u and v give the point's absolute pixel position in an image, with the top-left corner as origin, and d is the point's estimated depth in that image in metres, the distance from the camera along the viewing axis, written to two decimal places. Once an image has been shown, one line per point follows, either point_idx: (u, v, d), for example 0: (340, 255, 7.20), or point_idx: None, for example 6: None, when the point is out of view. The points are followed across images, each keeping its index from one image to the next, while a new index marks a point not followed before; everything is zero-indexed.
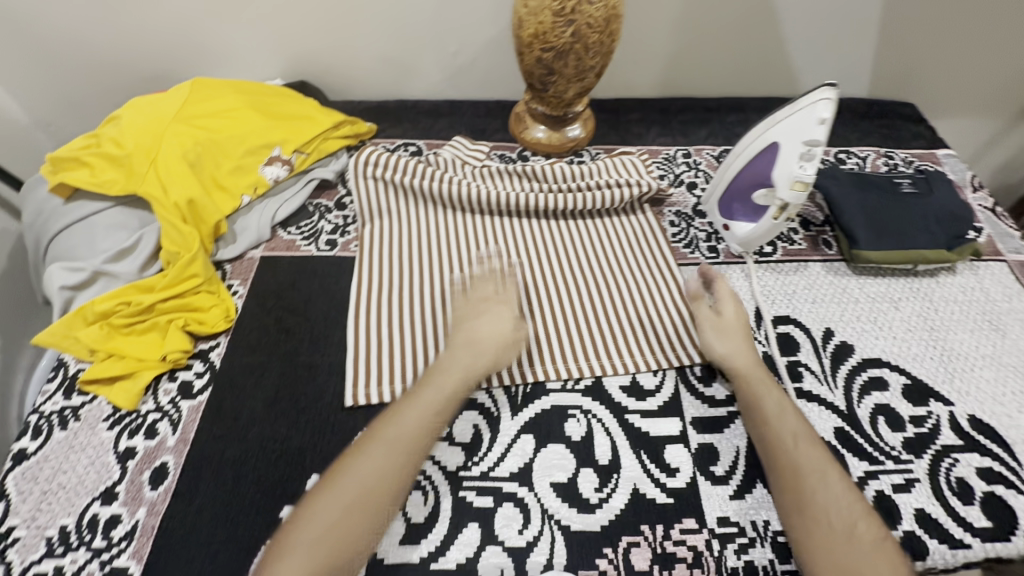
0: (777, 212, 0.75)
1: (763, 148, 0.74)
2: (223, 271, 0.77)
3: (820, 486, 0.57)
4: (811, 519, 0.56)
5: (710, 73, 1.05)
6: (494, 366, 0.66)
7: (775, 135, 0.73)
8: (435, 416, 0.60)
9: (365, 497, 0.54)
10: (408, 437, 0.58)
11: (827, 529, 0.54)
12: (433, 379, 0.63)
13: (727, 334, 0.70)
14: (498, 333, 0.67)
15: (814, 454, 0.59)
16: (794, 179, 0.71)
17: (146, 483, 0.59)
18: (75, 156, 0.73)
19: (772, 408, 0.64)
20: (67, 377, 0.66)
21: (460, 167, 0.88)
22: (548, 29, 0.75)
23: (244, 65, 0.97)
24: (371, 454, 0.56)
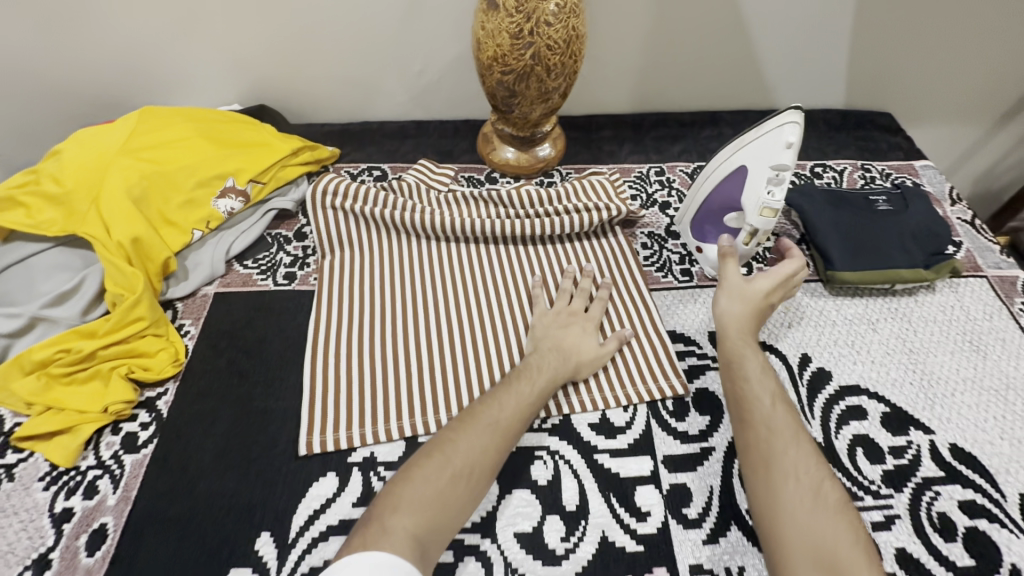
0: (746, 239, 0.73)
1: (730, 172, 0.73)
2: (174, 311, 0.73)
3: (788, 447, 0.58)
4: (778, 475, 0.56)
5: (684, 87, 1.03)
6: (580, 372, 0.68)
7: (741, 159, 0.71)
8: (532, 405, 0.62)
9: (457, 479, 0.55)
10: (504, 425, 0.60)
11: (793, 485, 0.55)
12: (535, 375, 0.64)
13: (754, 295, 0.70)
14: (597, 345, 0.69)
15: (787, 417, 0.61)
16: (763, 205, 0.69)
17: (82, 548, 0.55)
18: (10, 194, 0.69)
19: (753, 371, 0.65)
20: (1, 433, 0.62)
21: (424, 193, 0.85)
22: (507, 51, 0.72)
23: (200, 90, 0.94)
24: (474, 437, 0.58)
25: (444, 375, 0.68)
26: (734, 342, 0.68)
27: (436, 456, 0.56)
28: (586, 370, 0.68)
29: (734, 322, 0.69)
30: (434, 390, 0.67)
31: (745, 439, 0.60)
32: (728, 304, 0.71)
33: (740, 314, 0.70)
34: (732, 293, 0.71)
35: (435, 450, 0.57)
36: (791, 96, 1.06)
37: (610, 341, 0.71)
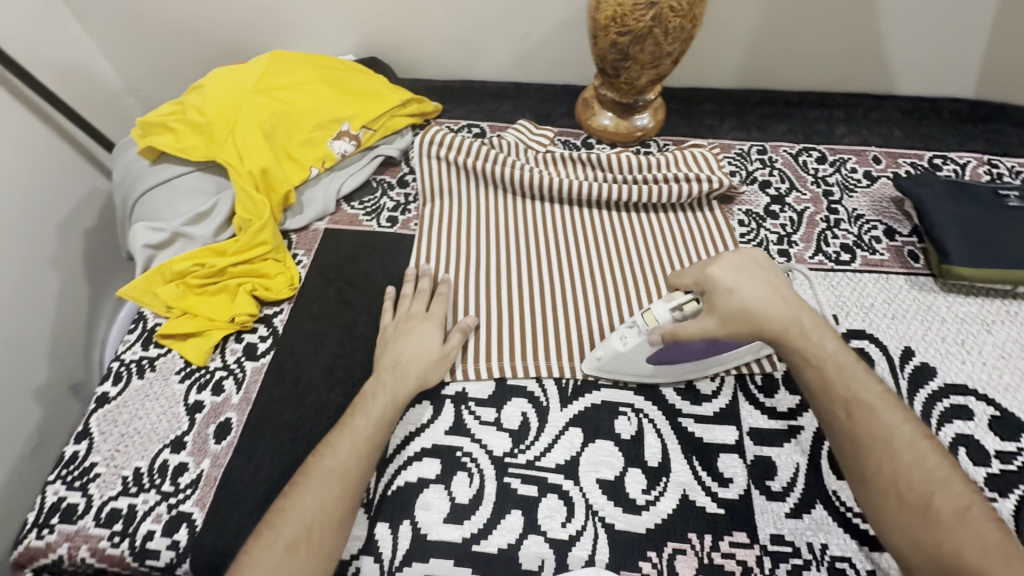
0: (692, 305, 0.58)
1: (671, 366, 0.64)
2: (290, 241, 0.79)
3: (894, 450, 0.51)
4: (886, 487, 0.50)
5: (796, 65, 0.98)
6: (426, 382, 0.63)
7: (646, 368, 0.64)
8: (368, 441, 0.57)
9: (297, 547, 0.50)
10: (347, 470, 0.55)
11: (889, 464, 0.51)
12: (368, 405, 0.59)
13: (745, 293, 0.57)
14: (438, 345, 0.65)
15: (885, 410, 0.53)
16: (643, 325, 0.60)
17: (211, 437, 0.62)
18: (162, 121, 0.76)
19: (832, 368, 0.56)
20: (146, 329, 0.71)
21: (523, 152, 0.87)
22: (627, 11, 0.71)
23: (318, 39, 0.99)
24: (307, 495, 0.52)
25: (523, 327, 0.70)
26: (787, 312, 0.57)
27: (266, 533, 0.50)
28: (433, 378, 0.64)
29: (781, 317, 0.57)
30: (523, 339, 0.69)
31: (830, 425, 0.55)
32: (737, 322, 0.57)
33: (778, 308, 0.57)
34: (728, 324, 0.56)
35: (266, 527, 0.51)
36: (914, 81, 0.99)
37: (454, 336, 0.66)
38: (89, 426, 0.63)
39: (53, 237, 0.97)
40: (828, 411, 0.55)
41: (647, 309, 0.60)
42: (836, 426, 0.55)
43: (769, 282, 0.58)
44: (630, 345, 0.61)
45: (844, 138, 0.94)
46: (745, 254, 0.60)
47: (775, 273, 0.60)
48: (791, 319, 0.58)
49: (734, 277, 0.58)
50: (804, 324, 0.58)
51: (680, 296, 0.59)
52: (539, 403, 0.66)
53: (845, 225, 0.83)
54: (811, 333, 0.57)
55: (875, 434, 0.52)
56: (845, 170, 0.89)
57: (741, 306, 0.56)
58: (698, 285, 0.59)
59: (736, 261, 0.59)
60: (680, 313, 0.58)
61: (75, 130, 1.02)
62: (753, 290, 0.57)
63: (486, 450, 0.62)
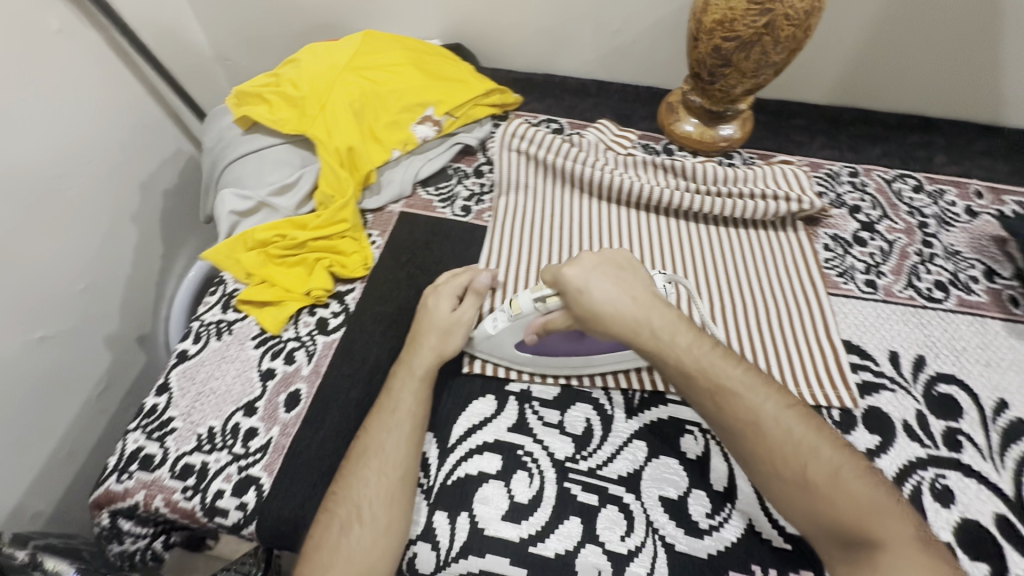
0: (553, 299, 0.58)
1: (534, 359, 0.64)
2: (365, 220, 0.80)
3: (767, 434, 0.51)
4: (770, 470, 0.50)
5: (900, 85, 0.92)
6: (444, 350, 0.62)
7: (520, 356, 0.65)
8: (395, 418, 0.57)
9: (348, 525, 0.52)
10: (387, 449, 0.55)
11: (771, 449, 0.50)
12: (392, 384, 0.60)
13: (595, 295, 0.55)
14: (449, 312, 0.63)
15: (749, 394, 0.53)
16: (509, 313, 0.60)
17: (281, 406, 0.63)
18: (258, 92, 0.78)
19: (688, 356, 0.54)
20: (225, 293, 0.73)
21: (602, 152, 0.85)
22: (738, 16, 0.68)
23: (406, 22, 0.99)
24: (353, 476, 0.54)
25: None
26: (638, 310, 0.55)
27: (325, 512, 0.53)
28: (451, 348, 0.62)
29: (631, 316, 0.55)
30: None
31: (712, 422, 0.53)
32: (593, 320, 0.56)
33: (626, 307, 0.55)
34: (585, 322, 0.57)
35: (325, 510, 0.53)
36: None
37: (467, 304, 0.64)
38: (169, 380, 0.66)
39: (136, 193, 1.00)
40: (699, 404, 0.54)
41: (514, 298, 0.60)
42: (709, 416, 0.54)
43: (621, 281, 0.56)
44: (498, 330, 0.62)
45: (945, 167, 0.89)
46: (606, 255, 0.58)
47: (634, 273, 0.58)
48: (638, 315, 0.55)
49: (585, 279, 0.55)
50: (648, 318, 0.55)
51: (544, 288, 0.59)
52: (604, 411, 0.64)
53: (940, 261, 0.78)
54: (664, 327, 0.55)
55: (747, 421, 0.51)
56: (943, 203, 0.84)
57: (593, 307, 0.55)
58: (554, 284, 0.57)
59: (593, 262, 0.57)
60: (543, 305, 0.59)
61: (165, 91, 1.05)
62: (605, 285, 0.55)
63: (547, 452, 0.62)
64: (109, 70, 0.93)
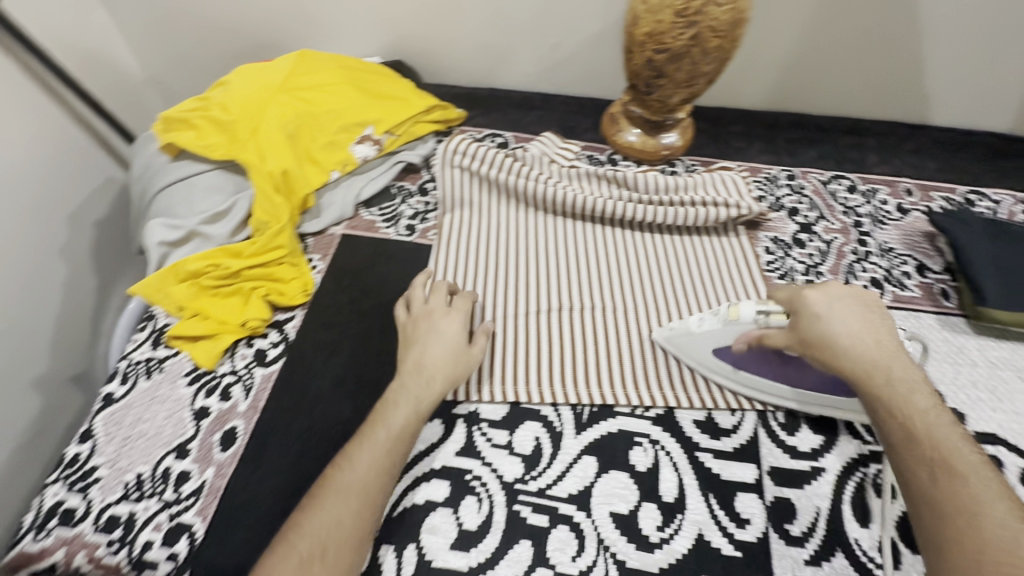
0: (778, 316, 0.56)
1: (733, 369, 0.64)
2: (306, 244, 0.78)
3: (993, 533, 0.39)
4: (937, 513, 0.41)
5: (831, 89, 0.95)
6: (454, 381, 0.59)
7: (721, 364, 0.64)
8: (388, 455, 0.53)
9: (309, 564, 0.46)
10: (363, 487, 0.51)
11: (945, 488, 0.42)
12: (388, 416, 0.55)
13: (832, 321, 0.52)
14: (461, 344, 0.61)
15: (982, 482, 0.41)
16: (725, 317, 0.59)
17: (216, 445, 0.60)
18: (185, 117, 0.75)
19: (920, 421, 0.46)
20: (155, 329, 0.70)
21: (546, 165, 0.85)
22: (665, 29, 0.69)
23: (344, 41, 0.98)
24: (323, 511, 0.49)
25: (539, 346, 0.69)
26: (844, 325, 0.52)
27: (280, 546, 0.48)
28: (460, 375, 0.60)
29: (866, 343, 0.51)
30: (551, 363, 0.67)
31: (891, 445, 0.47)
32: (819, 349, 0.52)
33: (857, 334, 0.51)
34: (808, 345, 0.53)
35: (282, 542, 0.48)
36: (952, 113, 0.95)
37: (478, 339, 0.63)
38: (93, 426, 0.62)
39: (63, 226, 0.95)
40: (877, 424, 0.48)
41: (734, 305, 0.59)
42: (915, 488, 0.44)
43: (871, 321, 0.53)
44: (704, 327, 0.62)
45: (876, 167, 0.92)
46: (862, 294, 0.54)
47: (884, 318, 0.53)
48: (872, 361, 0.50)
49: (827, 303, 0.53)
50: (887, 369, 0.49)
51: (771, 305, 0.57)
52: (553, 428, 0.64)
53: (875, 258, 0.80)
54: (884, 353, 0.50)
55: (961, 506, 0.41)
56: (875, 202, 0.87)
57: (821, 329, 0.52)
58: (789, 304, 0.55)
59: (841, 292, 0.54)
60: (767, 320, 0.57)
61: (92, 117, 1.01)
62: (846, 321, 0.52)
63: (496, 475, 0.60)
64: (28, 98, 0.88)
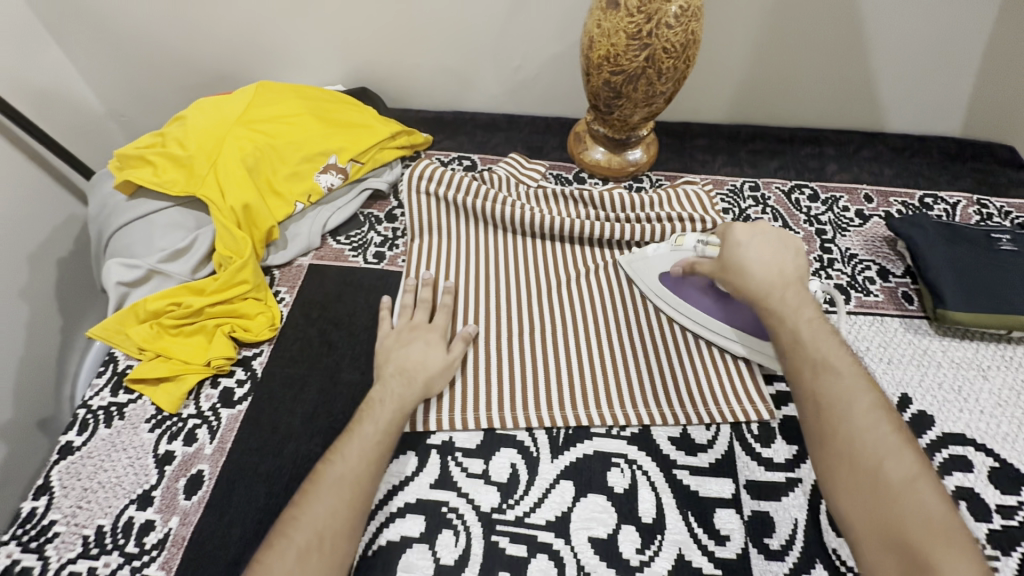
0: (715, 248, 0.68)
1: (677, 299, 0.70)
2: (271, 277, 0.77)
3: (852, 414, 0.50)
4: (838, 448, 0.50)
5: (787, 101, 0.98)
6: (432, 388, 0.63)
7: (665, 288, 0.71)
8: (379, 447, 0.56)
9: (308, 554, 0.48)
10: (351, 478, 0.53)
11: (847, 428, 0.50)
12: (374, 411, 0.58)
13: (748, 255, 0.64)
14: (444, 355, 0.65)
15: (850, 376, 0.53)
16: (672, 244, 0.72)
17: (181, 491, 0.58)
18: (140, 154, 0.74)
19: (804, 332, 0.57)
20: (115, 373, 0.67)
21: (513, 186, 0.86)
22: (620, 52, 0.70)
23: (308, 69, 0.97)
24: (317, 503, 0.51)
25: (511, 369, 0.68)
26: (757, 269, 0.63)
27: (275, 543, 0.49)
28: (437, 384, 0.63)
29: (771, 288, 0.61)
30: (470, 386, 0.66)
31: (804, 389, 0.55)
32: (733, 274, 0.64)
33: (772, 277, 0.62)
34: (726, 272, 0.65)
35: (275, 537, 0.49)
36: (904, 119, 0.98)
37: (456, 345, 0.67)
38: (50, 479, 0.59)
39: (23, 267, 0.93)
40: (795, 371, 0.56)
41: (681, 236, 0.71)
42: (799, 385, 0.55)
43: (780, 259, 0.64)
44: (656, 253, 0.72)
45: (836, 175, 0.94)
46: (776, 232, 0.66)
47: (796, 259, 0.64)
48: (772, 287, 0.61)
49: (749, 241, 0.65)
50: (796, 312, 0.59)
51: (713, 237, 0.69)
52: (529, 453, 0.63)
53: (839, 265, 0.82)
54: (790, 299, 0.60)
55: (833, 398, 0.52)
56: (837, 209, 0.89)
57: (739, 262, 0.64)
58: (723, 237, 0.67)
59: (763, 232, 0.66)
60: (704, 249, 0.69)
61: (49, 154, 0.99)
62: (760, 254, 0.64)
63: (472, 505, 0.59)
64: None
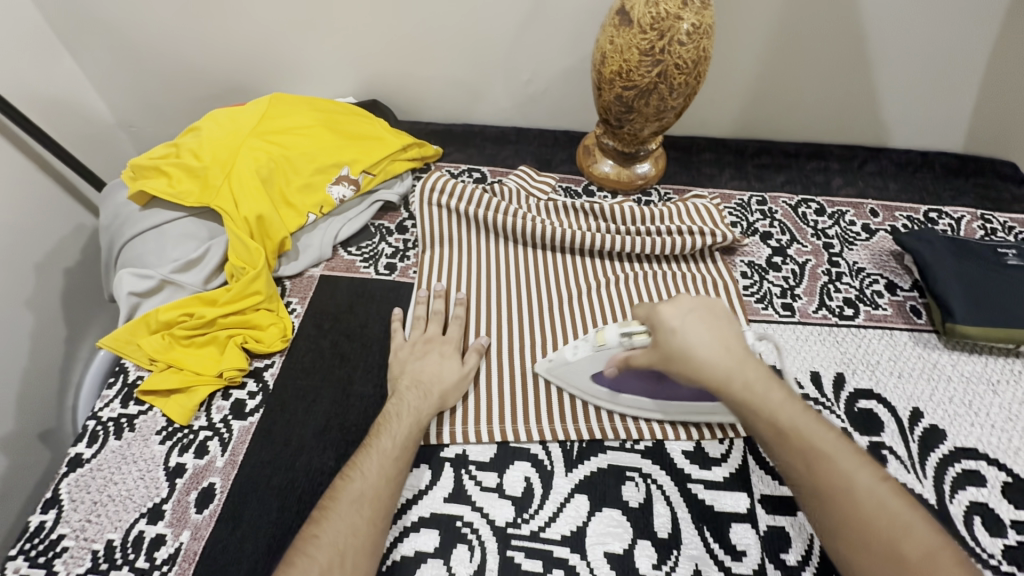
0: (642, 337, 0.58)
1: (611, 393, 0.64)
2: (283, 288, 0.77)
3: (862, 504, 0.48)
4: (861, 543, 0.47)
5: (792, 116, 0.99)
6: (445, 402, 0.63)
7: (598, 390, 0.64)
8: (396, 463, 0.56)
9: (331, 572, 0.48)
10: (370, 495, 0.53)
11: (863, 518, 0.48)
12: (391, 426, 0.58)
13: (692, 341, 0.55)
14: (458, 366, 0.65)
15: (841, 456, 0.51)
16: (594, 344, 0.60)
17: (192, 505, 0.58)
18: (154, 165, 0.74)
19: (785, 416, 0.53)
20: (126, 384, 0.67)
21: (524, 199, 0.86)
22: (633, 67, 0.71)
23: (319, 81, 0.98)
24: (339, 520, 0.51)
25: (524, 382, 0.68)
26: (706, 356, 0.55)
27: (298, 562, 0.48)
28: (450, 399, 0.63)
29: (728, 370, 0.55)
30: (486, 398, 0.66)
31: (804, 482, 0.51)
32: (683, 366, 0.55)
33: (723, 359, 0.55)
34: (671, 363, 0.56)
35: (298, 555, 0.49)
36: (906, 134, 1.00)
37: (470, 356, 0.67)
38: (59, 492, 0.58)
39: (30, 276, 0.92)
40: (789, 464, 0.52)
41: (600, 331, 0.60)
42: (796, 478, 0.52)
43: (721, 333, 0.57)
44: (579, 356, 0.62)
45: (841, 190, 0.95)
46: (705, 300, 0.58)
47: (731, 324, 0.58)
48: (735, 369, 0.55)
49: (681, 320, 0.56)
50: (767, 391, 0.54)
51: (634, 325, 0.59)
52: (543, 467, 0.63)
53: (847, 279, 0.83)
54: (755, 383, 0.54)
55: (839, 486, 0.49)
56: (843, 223, 0.90)
57: (685, 349, 0.55)
58: (648, 324, 0.58)
59: (692, 304, 0.58)
60: (629, 342, 0.59)
61: (59, 163, 0.99)
62: (704, 334, 0.56)
63: (487, 519, 0.59)
64: None
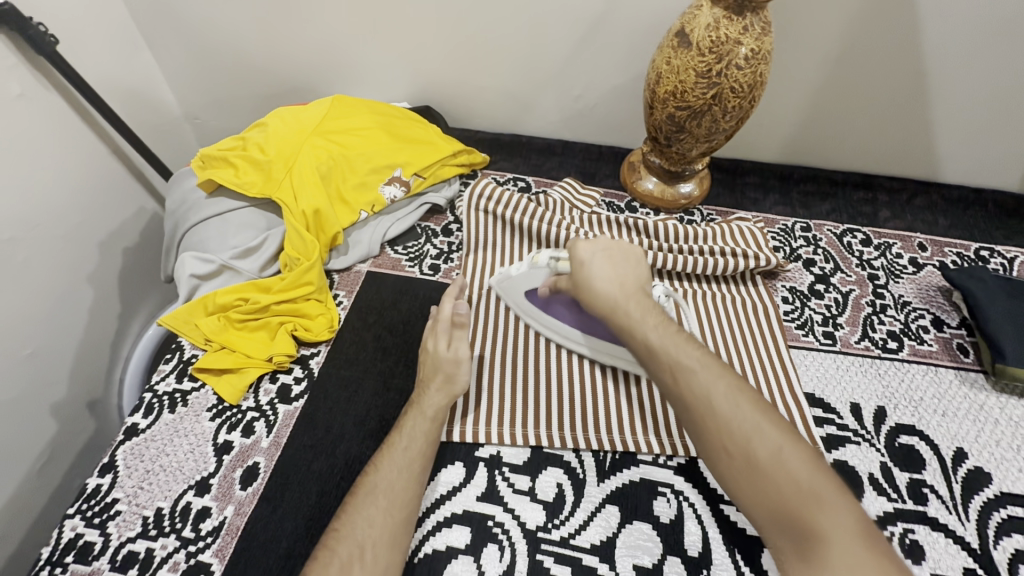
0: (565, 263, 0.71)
1: (541, 312, 0.73)
2: (331, 281, 0.80)
3: (715, 407, 0.50)
4: (715, 445, 0.50)
5: (839, 145, 0.99)
6: (449, 389, 0.61)
7: (527, 306, 0.74)
8: (412, 457, 0.56)
9: (351, 564, 0.48)
10: (399, 486, 0.54)
11: (714, 421, 0.50)
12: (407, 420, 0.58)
13: (593, 270, 0.65)
14: (446, 352, 0.62)
15: (703, 370, 0.53)
16: (530, 263, 0.73)
17: (237, 482, 0.60)
18: (223, 156, 0.79)
19: (653, 336, 0.57)
20: (181, 361, 0.70)
21: (568, 210, 0.88)
22: (687, 88, 0.72)
23: (378, 85, 1.02)
24: (367, 511, 0.52)
25: (560, 389, 0.68)
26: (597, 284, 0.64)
27: (322, 554, 0.49)
28: (461, 385, 0.61)
29: (614, 299, 0.62)
30: (522, 402, 0.67)
31: (674, 399, 0.54)
32: (583, 292, 0.65)
33: (613, 288, 0.63)
34: (578, 291, 0.66)
35: (322, 547, 0.49)
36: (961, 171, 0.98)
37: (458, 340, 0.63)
38: (115, 458, 0.62)
39: (94, 253, 0.98)
40: (658, 377, 0.56)
41: (536, 254, 0.73)
42: (665, 393, 0.55)
43: (621, 270, 0.65)
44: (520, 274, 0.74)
45: (889, 221, 0.94)
46: (619, 245, 0.67)
47: (635, 268, 0.65)
48: (619, 297, 0.62)
49: (591, 254, 0.66)
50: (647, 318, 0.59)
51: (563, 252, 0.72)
52: (575, 475, 0.63)
53: (892, 312, 0.81)
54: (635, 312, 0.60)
55: (695, 396, 0.52)
56: (890, 255, 0.89)
57: (587, 277, 0.65)
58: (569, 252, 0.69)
59: (605, 246, 0.67)
60: (555, 264, 0.71)
61: (130, 151, 1.04)
62: (604, 267, 0.65)
63: (518, 521, 0.60)
64: (72, 132, 0.92)
